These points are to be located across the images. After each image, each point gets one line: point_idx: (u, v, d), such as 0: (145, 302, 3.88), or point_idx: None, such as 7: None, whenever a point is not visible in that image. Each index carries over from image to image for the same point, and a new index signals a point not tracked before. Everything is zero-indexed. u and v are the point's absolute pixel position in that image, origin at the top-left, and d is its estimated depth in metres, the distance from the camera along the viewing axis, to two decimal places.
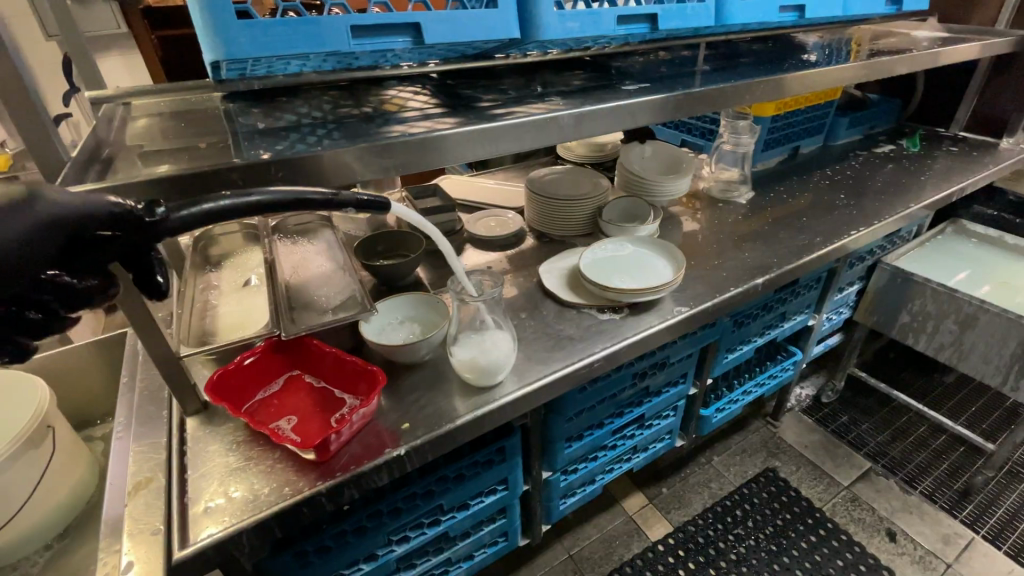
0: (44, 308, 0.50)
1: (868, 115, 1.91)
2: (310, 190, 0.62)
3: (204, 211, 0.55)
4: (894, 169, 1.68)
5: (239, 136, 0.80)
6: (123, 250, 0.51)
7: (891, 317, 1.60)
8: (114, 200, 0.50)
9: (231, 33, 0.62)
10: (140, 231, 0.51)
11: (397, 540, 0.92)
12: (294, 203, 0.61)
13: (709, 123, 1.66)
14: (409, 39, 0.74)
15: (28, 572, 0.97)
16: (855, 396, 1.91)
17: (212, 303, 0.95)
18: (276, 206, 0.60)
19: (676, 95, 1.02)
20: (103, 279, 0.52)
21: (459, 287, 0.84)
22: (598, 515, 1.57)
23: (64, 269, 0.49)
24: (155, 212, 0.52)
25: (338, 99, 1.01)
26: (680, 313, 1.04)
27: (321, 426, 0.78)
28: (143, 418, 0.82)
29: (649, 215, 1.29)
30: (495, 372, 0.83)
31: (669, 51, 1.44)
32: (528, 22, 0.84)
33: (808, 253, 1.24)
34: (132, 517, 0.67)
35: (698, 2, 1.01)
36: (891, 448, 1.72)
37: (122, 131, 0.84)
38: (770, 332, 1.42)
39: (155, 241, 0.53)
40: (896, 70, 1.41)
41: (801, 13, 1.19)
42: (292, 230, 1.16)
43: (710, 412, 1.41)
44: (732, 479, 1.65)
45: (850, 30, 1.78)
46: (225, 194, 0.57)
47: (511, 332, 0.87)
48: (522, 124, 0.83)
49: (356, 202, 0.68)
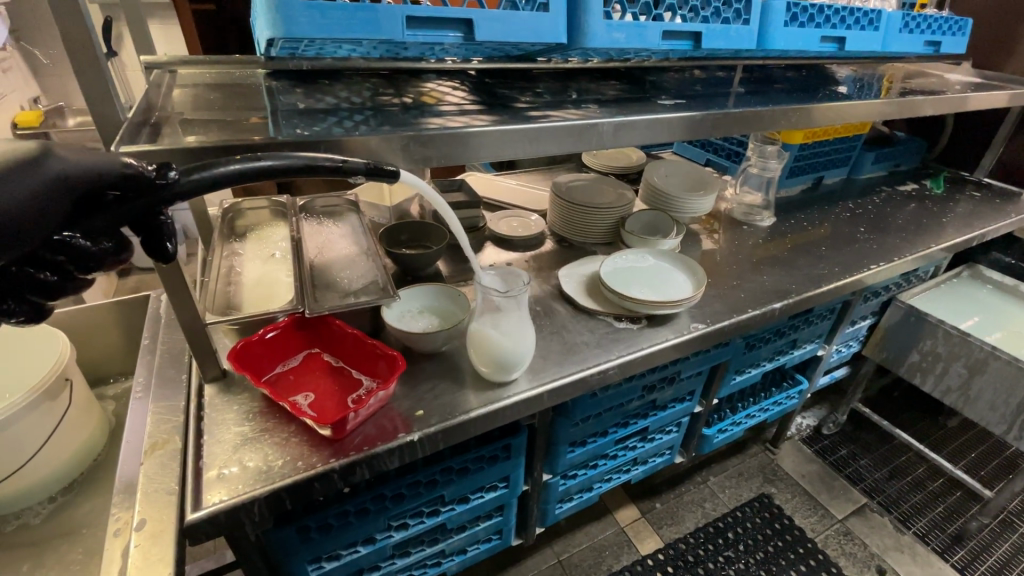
0: (58, 269, 0.45)
1: (894, 152, 1.92)
2: (319, 157, 0.59)
3: (215, 176, 0.52)
4: (917, 209, 1.69)
5: (283, 114, 0.81)
6: (132, 215, 0.47)
7: (901, 355, 1.60)
8: (126, 161, 0.46)
9: (293, 13, 0.63)
10: (148, 194, 0.47)
11: (396, 527, 0.92)
12: (304, 169, 0.58)
13: (736, 145, 1.67)
14: (461, 34, 0.75)
15: (30, 522, 0.99)
16: (856, 430, 1.91)
17: (237, 274, 0.96)
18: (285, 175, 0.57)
19: (712, 115, 1.03)
20: (118, 240, 0.47)
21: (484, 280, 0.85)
22: (590, 523, 1.57)
23: (79, 231, 0.45)
24: (166, 174, 0.48)
25: (378, 87, 1.03)
26: (696, 330, 1.04)
27: (337, 405, 0.79)
28: (163, 381, 0.84)
29: (672, 229, 1.30)
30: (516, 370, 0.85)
31: (704, 70, 1.45)
32: (575, 29, 0.85)
33: (826, 282, 1.25)
34: (147, 476, 0.69)
35: (742, 25, 1.02)
36: (887, 486, 1.71)
37: (169, 98, 0.85)
38: (779, 357, 1.42)
39: (163, 207, 0.49)
40: (927, 110, 1.42)
41: (840, 45, 1.20)
42: (319, 212, 1.18)
43: (712, 432, 1.41)
44: (726, 501, 1.65)
45: (883, 67, 1.79)
46: (236, 159, 0.54)
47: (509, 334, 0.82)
48: (562, 128, 0.84)
49: (367, 168, 0.64)
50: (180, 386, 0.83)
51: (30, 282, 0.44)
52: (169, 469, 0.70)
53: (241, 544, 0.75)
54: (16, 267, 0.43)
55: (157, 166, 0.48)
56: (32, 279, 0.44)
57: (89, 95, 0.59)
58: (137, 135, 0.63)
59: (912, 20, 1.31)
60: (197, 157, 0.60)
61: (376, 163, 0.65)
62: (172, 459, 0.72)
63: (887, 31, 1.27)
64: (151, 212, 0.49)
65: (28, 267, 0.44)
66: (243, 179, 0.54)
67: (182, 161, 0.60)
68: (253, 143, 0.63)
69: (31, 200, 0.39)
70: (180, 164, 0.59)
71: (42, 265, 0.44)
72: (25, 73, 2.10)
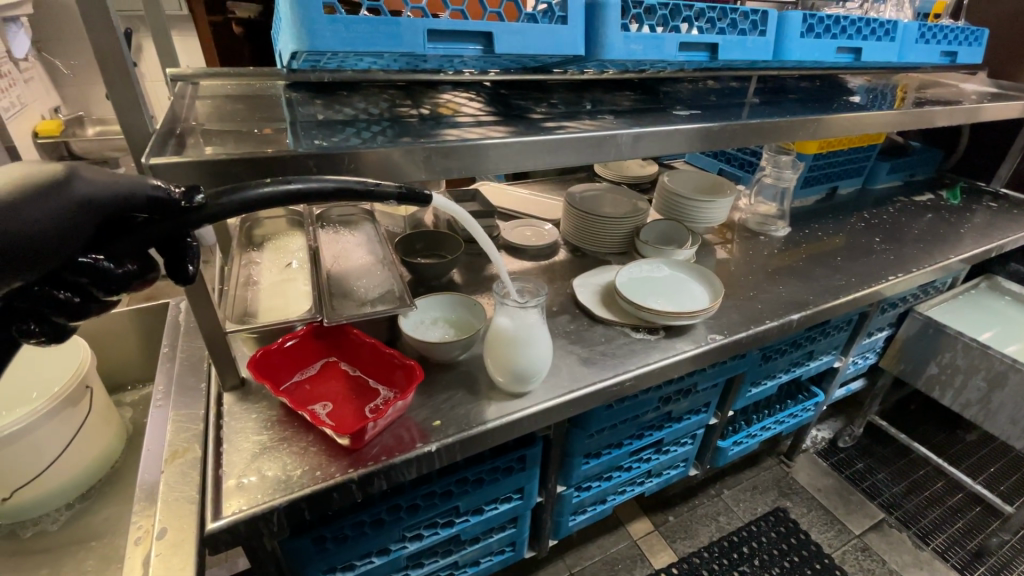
0: (79, 290, 0.44)
1: (910, 161, 1.90)
2: (351, 181, 0.58)
3: (247, 199, 0.51)
4: (933, 219, 1.67)
5: (302, 125, 0.82)
6: (159, 237, 0.47)
7: (919, 367, 1.58)
8: (154, 184, 0.46)
9: (316, 27, 0.64)
10: (171, 218, 0.47)
11: (410, 538, 0.92)
12: (336, 194, 0.57)
13: (750, 155, 1.66)
14: (480, 47, 0.76)
15: (48, 528, 1.00)
16: (872, 444, 1.88)
17: (255, 283, 0.97)
18: (322, 198, 0.56)
19: (730, 126, 1.03)
20: (143, 262, 0.47)
21: (504, 290, 0.84)
22: (603, 536, 1.55)
23: (104, 253, 0.44)
24: (193, 198, 0.47)
25: (396, 98, 1.04)
26: (713, 341, 1.03)
27: (354, 414, 0.79)
28: (183, 389, 0.85)
29: (687, 240, 1.29)
30: (513, 383, 0.84)
31: (718, 81, 1.46)
32: (593, 42, 0.86)
33: (843, 293, 1.24)
34: (168, 484, 0.70)
35: (758, 36, 1.02)
36: (906, 501, 1.68)
37: (191, 110, 0.87)
38: (795, 369, 1.41)
39: (191, 229, 0.49)
40: (943, 120, 1.41)
41: (856, 56, 1.20)
42: (335, 221, 1.19)
43: (727, 444, 1.40)
44: (740, 514, 1.63)
45: (897, 77, 1.78)
46: (269, 182, 0.53)
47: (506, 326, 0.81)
48: (580, 138, 0.84)
49: (400, 194, 0.63)
50: (199, 395, 0.84)
51: (50, 302, 0.42)
52: (189, 477, 0.71)
53: (258, 556, 0.75)
54: (38, 287, 0.42)
55: (185, 189, 0.48)
56: (51, 300, 0.42)
57: (118, 107, 0.60)
58: (165, 147, 0.63)
59: (928, 31, 1.30)
60: (223, 171, 0.61)
61: (410, 188, 0.64)
62: (192, 468, 0.72)
63: (902, 42, 1.26)
64: (177, 235, 0.48)
65: (49, 286, 0.42)
66: (273, 204, 0.53)
67: (203, 172, 0.60)
68: (281, 157, 0.63)
69: (48, 225, 0.39)
70: (203, 176, 0.60)
71: (63, 285, 0.43)
72: (46, 82, 2.13)
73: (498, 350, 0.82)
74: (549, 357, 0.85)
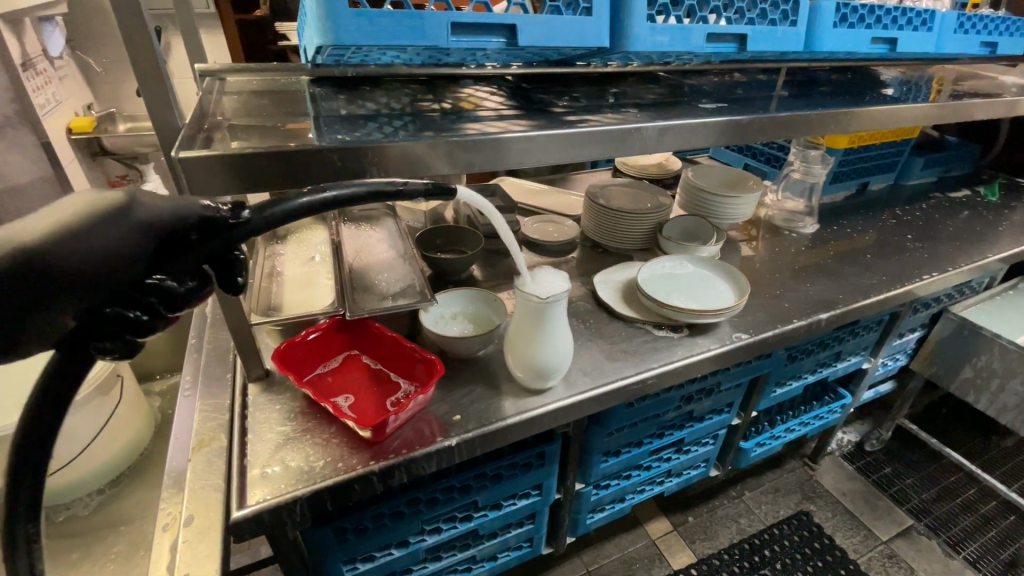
0: (148, 310, 0.42)
1: (945, 156, 1.83)
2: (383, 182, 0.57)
3: (286, 211, 0.50)
4: (970, 217, 1.61)
5: (325, 120, 0.82)
6: (214, 253, 0.45)
7: (952, 370, 1.52)
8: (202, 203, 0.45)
9: (341, 21, 0.64)
10: (223, 233, 0.45)
11: (429, 531, 0.92)
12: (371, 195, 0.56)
13: (777, 150, 1.62)
14: (504, 39, 0.75)
15: (79, 512, 1.03)
16: (901, 448, 1.82)
17: (279, 277, 0.98)
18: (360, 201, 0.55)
19: (758, 119, 1.00)
20: (202, 278, 0.46)
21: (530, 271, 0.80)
22: (621, 534, 1.54)
23: (165, 272, 0.43)
24: (240, 213, 0.46)
25: (418, 93, 1.04)
26: (738, 340, 1.01)
27: (376, 408, 0.80)
28: (209, 379, 0.87)
29: (711, 236, 1.27)
30: (520, 370, 0.83)
31: (745, 73, 1.42)
32: (617, 33, 0.84)
33: (874, 293, 1.20)
34: (195, 473, 0.71)
35: (789, 26, 0.99)
36: (935, 507, 1.63)
37: (219, 105, 0.88)
38: (822, 370, 1.37)
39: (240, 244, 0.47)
40: (981, 114, 1.36)
41: (892, 46, 1.15)
42: (356, 216, 1.20)
43: (750, 445, 1.37)
44: (762, 517, 1.60)
45: (933, 69, 1.72)
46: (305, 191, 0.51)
47: (519, 297, 0.78)
48: (604, 132, 0.82)
49: (426, 189, 0.62)
50: (226, 385, 0.86)
51: (122, 322, 0.41)
52: (215, 466, 0.72)
53: (281, 544, 0.77)
54: (109, 308, 0.40)
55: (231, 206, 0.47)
56: (123, 319, 0.40)
57: (149, 102, 0.61)
58: (193, 143, 0.64)
59: (967, 20, 1.24)
60: (248, 165, 0.61)
61: (434, 182, 0.63)
62: (218, 457, 0.73)
63: (940, 33, 1.21)
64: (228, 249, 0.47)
65: (118, 307, 0.40)
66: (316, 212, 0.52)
67: (228, 166, 0.60)
68: (307, 152, 0.63)
69: (112, 247, 0.38)
70: (227, 170, 0.60)
71: (132, 304, 0.41)
72: (80, 80, 2.19)
73: (521, 347, 0.81)
74: (568, 355, 0.84)
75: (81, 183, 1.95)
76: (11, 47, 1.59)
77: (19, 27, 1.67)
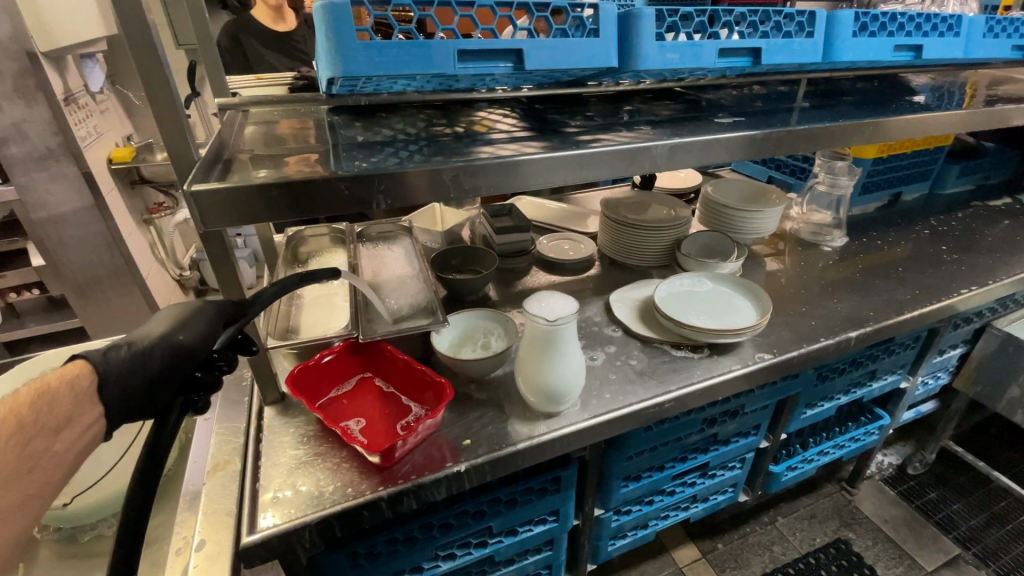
0: (211, 369, 0.66)
1: (983, 163, 1.75)
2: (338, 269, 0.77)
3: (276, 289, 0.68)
4: (1012, 226, 1.53)
5: (341, 147, 0.85)
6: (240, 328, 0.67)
7: (999, 388, 1.43)
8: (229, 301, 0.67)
9: (350, 53, 0.66)
10: (251, 309, 0.67)
11: (443, 557, 0.91)
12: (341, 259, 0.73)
13: (802, 162, 1.58)
14: (511, 63, 0.76)
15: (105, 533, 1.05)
16: (947, 471, 1.71)
17: (298, 299, 1.01)
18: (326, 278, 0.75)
19: (775, 133, 0.97)
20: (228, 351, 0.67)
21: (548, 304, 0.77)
22: (646, 561, 1.49)
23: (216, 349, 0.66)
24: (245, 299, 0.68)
25: (432, 118, 1.06)
26: (761, 360, 0.98)
27: (387, 432, 0.80)
28: (228, 402, 0.89)
29: (732, 252, 1.24)
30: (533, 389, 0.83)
31: (765, 86, 1.40)
32: (626, 53, 0.84)
33: (908, 309, 1.14)
34: (210, 497, 0.73)
35: (806, 37, 0.97)
36: (984, 535, 1.53)
37: (240, 136, 0.91)
38: (856, 390, 1.31)
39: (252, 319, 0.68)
40: (1018, 120, 1.29)
41: (917, 54, 1.11)
42: (374, 237, 1.23)
43: (781, 469, 1.31)
44: (797, 545, 1.52)
45: (966, 75, 1.65)
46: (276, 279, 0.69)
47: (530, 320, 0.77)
48: (613, 152, 0.82)
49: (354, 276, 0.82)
50: (243, 408, 0.88)
51: (198, 380, 0.64)
52: (229, 490, 0.74)
53: (294, 569, 0.77)
54: (198, 373, 0.64)
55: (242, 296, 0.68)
56: (200, 377, 0.64)
57: (167, 136, 0.64)
58: (209, 172, 0.66)
59: (996, 24, 1.20)
60: (260, 195, 0.62)
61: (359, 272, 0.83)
62: (232, 480, 0.75)
63: (969, 37, 1.16)
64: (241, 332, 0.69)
65: (199, 371, 0.65)
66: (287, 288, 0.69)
67: (242, 195, 0.62)
68: (316, 181, 0.65)
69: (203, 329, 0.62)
70: (239, 199, 0.62)
71: (206, 368, 0.65)
72: (121, 113, 2.31)
73: (536, 373, 0.80)
74: (571, 384, 0.81)
75: (119, 210, 2.05)
76: (55, 84, 1.70)
77: (63, 64, 1.78)
